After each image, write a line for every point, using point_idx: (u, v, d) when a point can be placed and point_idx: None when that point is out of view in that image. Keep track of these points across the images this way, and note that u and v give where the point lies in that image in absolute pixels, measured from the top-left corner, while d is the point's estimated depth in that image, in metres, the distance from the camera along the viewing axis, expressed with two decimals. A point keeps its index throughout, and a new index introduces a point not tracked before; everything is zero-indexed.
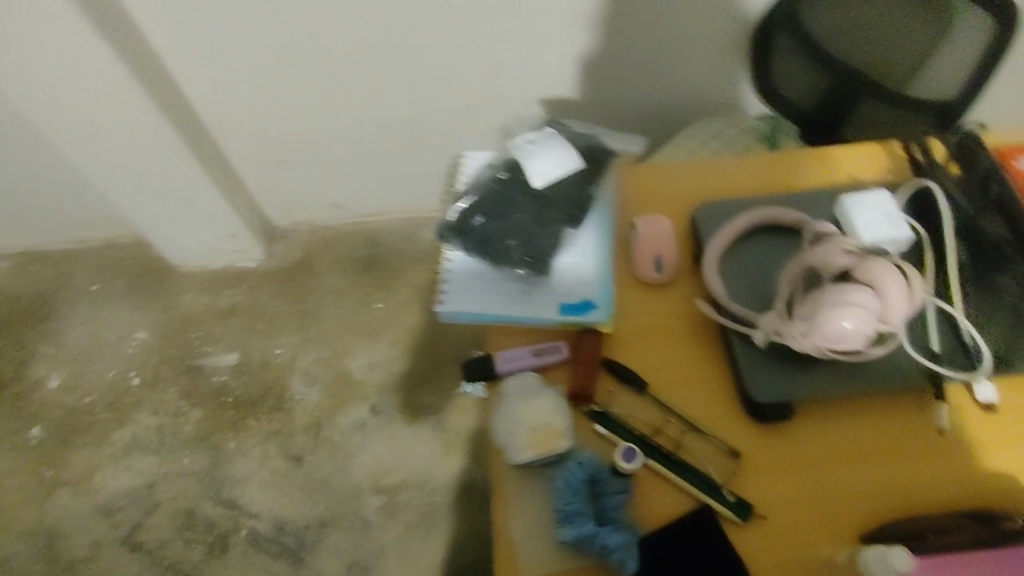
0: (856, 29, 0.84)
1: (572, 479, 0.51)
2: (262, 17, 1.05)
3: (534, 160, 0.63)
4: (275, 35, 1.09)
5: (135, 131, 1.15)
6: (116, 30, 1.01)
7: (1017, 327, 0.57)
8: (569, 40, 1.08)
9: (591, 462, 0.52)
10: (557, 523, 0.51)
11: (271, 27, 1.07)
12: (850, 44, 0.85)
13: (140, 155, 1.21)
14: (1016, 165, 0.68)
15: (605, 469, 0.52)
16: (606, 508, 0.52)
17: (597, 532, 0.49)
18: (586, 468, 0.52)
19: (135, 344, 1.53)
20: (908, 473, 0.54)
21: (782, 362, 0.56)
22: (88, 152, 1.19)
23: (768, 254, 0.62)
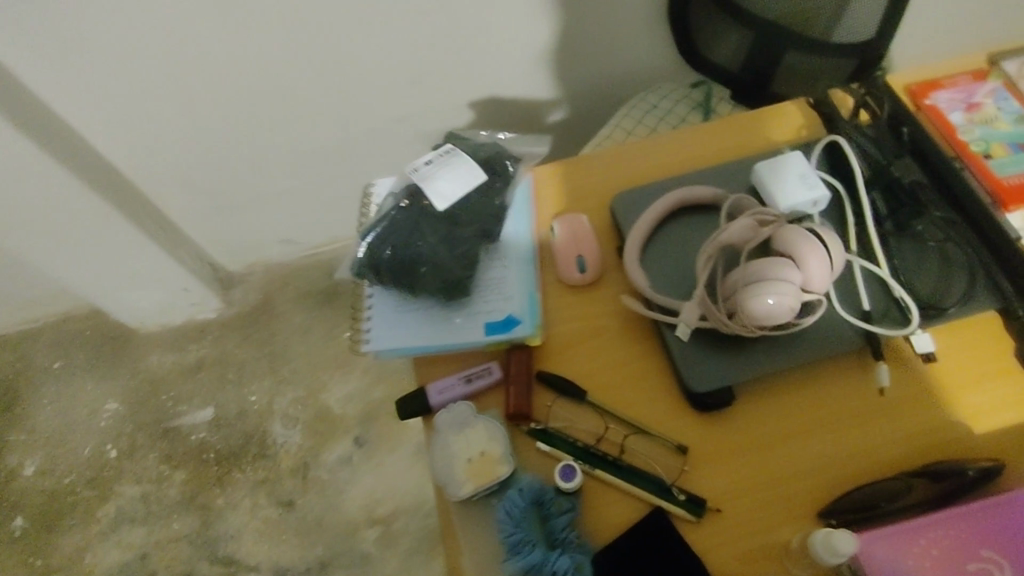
0: None
1: (513, 507, 0.49)
2: (164, 66, 1.01)
3: (434, 181, 0.61)
4: (183, 82, 1.04)
5: (54, 199, 1.11)
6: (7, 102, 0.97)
7: (946, 271, 0.55)
8: (486, 39, 1.04)
9: (532, 486, 0.51)
10: (506, 556, 0.50)
11: (176, 75, 1.02)
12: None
13: (68, 222, 1.17)
14: (927, 101, 0.67)
15: (548, 490, 0.51)
16: (555, 530, 0.49)
17: (545, 558, 0.47)
18: (528, 494, 0.50)
19: (107, 415, 1.49)
20: (856, 439, 0.52)
21: (716, 346, 0.55)
22: (14, 227, 1.14)
23: (689, 237, 0.60)
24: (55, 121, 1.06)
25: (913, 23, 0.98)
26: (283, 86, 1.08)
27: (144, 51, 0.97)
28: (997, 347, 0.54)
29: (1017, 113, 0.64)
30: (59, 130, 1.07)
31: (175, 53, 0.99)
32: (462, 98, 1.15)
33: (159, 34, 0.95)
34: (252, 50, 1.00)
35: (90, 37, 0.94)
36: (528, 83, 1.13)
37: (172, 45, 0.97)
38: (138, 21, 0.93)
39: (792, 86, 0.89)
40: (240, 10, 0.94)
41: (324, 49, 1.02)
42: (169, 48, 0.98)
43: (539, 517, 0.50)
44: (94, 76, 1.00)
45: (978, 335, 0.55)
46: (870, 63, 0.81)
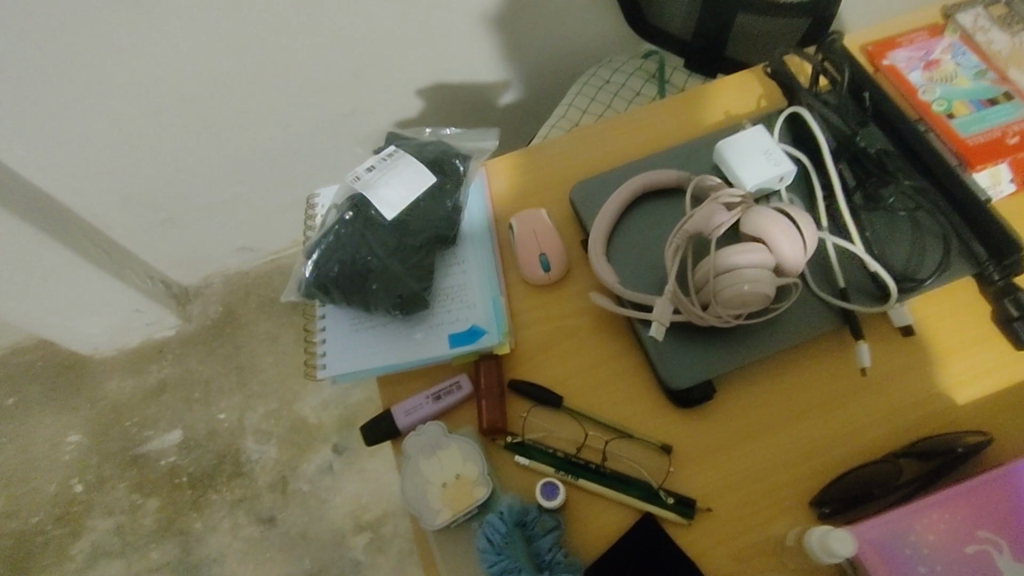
0: None
1: (494, 533, 0.47)
2: (79, 80, 0.92)
3: (380, 190, 0.57)
4: (104, 95, 0.96)
5: None
6: None
7: (919, 239, 0.53)
8: (431, 22, 0.98)
9: (514, 507, 0.48)
10: None
11: (95, 88, 0.94)
12: None
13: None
14: (886, 62, 0.64)
15: (530, 509, 0.48)
16: (540, 552, 0.47)
17: None
18: (509, 517, 0.47)
19: (68, 448, 1.42)
20: (841, 421, 0.51)
21: (693, 338, 0.52)
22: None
23: (655, 224, 0.57)
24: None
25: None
26: (214, 90, 1.00)
27: (53, 63, 0.89)
28: (974, 314, 0.53)
29: (976, 68, 0.63)
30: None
31: (89, 64, 0.90)
32: (411, 86, 1.09)
33: (69, 46, 0.87)
34: (173, 55, 0.92)
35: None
36: (476, 66, 1.08)
37: (85, 57, 0.89)
38: (42, 34, 0.84)
39: (745, 51, 0.86)
40: (157, 13, 0.86)
41: (254, 46, 0.95)
42: (82, 60, 0.89)
43: (524, 539, 0.47)
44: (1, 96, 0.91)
45: (953, 303, 0.54)
46: (824, 22, 0.78)
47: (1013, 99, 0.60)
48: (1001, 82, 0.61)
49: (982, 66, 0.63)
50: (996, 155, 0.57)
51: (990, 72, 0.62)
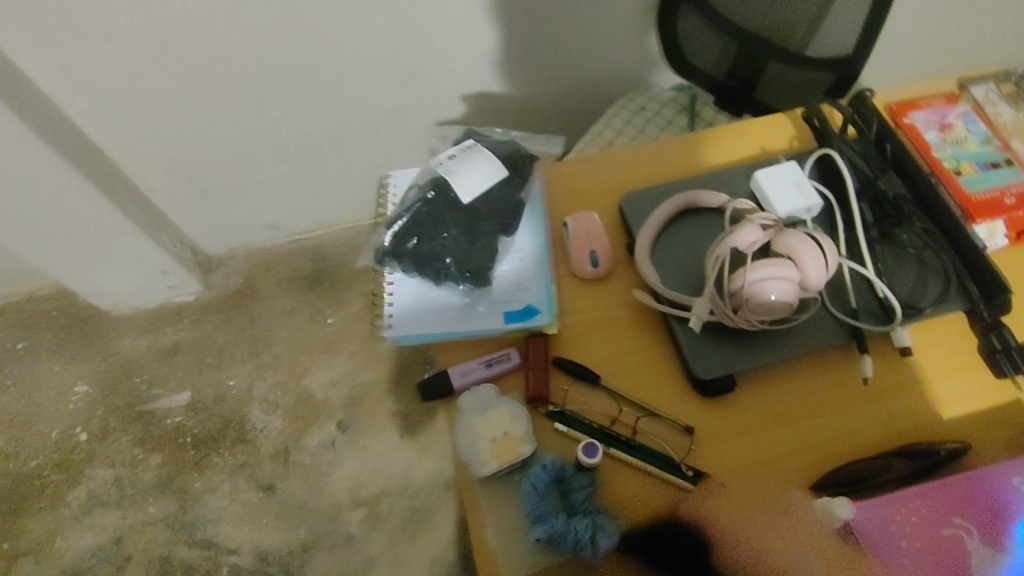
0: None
1: (538, 482, 0.54)
2: (154, 42, 0.99)
3: (459, 175, 0.64)
4: (172, 58, 1.02)
5: (34, 172, 1.07)
6: None
7: (923, 275, 0.61)
8: (487, 29, 1.06)
9: (555, 463, 0.55)
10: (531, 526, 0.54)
11: (166, 50, 1.00)
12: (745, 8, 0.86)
13: (46, 198, 1.13)
14: (906, 120, 0.73)
15: (569, 467, 0.55)
16: (575, 503, 0.54)
17: (568, 528, 0.52)
18: (551, 470, 0.54)
19: (76, 398, 1.45)
20: (842, 421, 0.58)
21: (721, 338, 0.60)
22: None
23: (695, 236, 0.65)
24: (33, 92, 1.02)
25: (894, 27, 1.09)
26: (274, 65, 1.06)
27: (132, 23, 0.95)
28: (964, 345, 0.61)
29: (984, 135, 0.71)
30: (38, 103, 1.03)
31: (167, 26, 0.96)
32: (458, 89, 1.16)
33: (150, 7, 0.93)
34: (246, 29, 0.99)
35: (80, 11, 0.92)
36: (524, 76, 1.15)
37: (162, 17, 0.95)
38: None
39: (774, 96, 0.95)
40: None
41: (319, 27, 1.01)
42: (160, 25, 0.96)
43: (561, 492, 0.54)
44: (80, 49, 0.98)
45: (946, 334, 0.62)
46: (847, 80, 0.86)
47: (1013, 165, 0.69)
48: (1004, 150, 0.70)
49: (989, 134, 0.71)
50: (993, 212, 0.66)
51: (996, 140, 0.71)
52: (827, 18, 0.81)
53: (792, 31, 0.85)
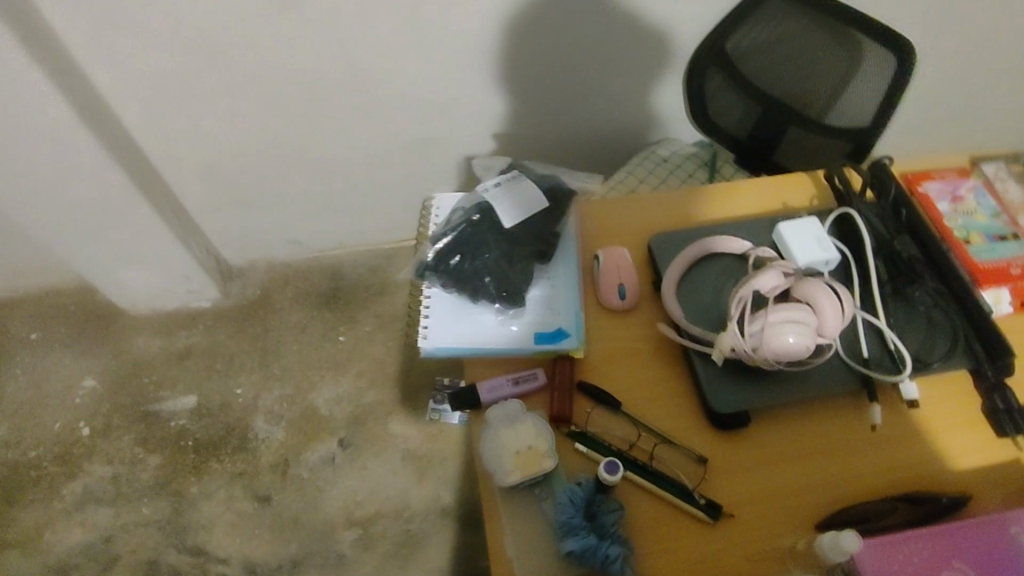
0: (779, 61, 0.91)
1: (575, 496, 0.56)
2: (212, 54, 1.04)
3: (504, 201, 0.72)
4: (227, 70, 1.07)
5: (80, 166, 1.11)
6: (59, 67, 0.99)
7: (931, 333, 0.65)
8: (529, 69, 1.11)
9: (592, 482, 0.57)
10: (560, 536, 0.56)
11: (221, 62, 1.05)
12: (772, 73, 0.93)
13: (86, 193, 1.16)
14: (921, 189, 0.78)
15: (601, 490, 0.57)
16: (605, 524, 0.56)
17: (598, 544, 0.54)
18: (588, 487, 0.57)
19: (83, 392, 1.45)
20: (849, 464, 0.61)
21: (739, 376, 0.63)
22: (27, 191, 1.13)
23: (718, 278, 0.68)
24: (91, 93, 1.07)
25: (908, 102, 1.16)
26: (321, 87, 1.12)
27: (195, 35, 1.01)
28: (968, 402, 0.64)
29: (992, 209, 0.76)
30: (95, 104, 1.08)
31: (226, 39, 1.02)
32: (493, 126, 1.22)
33: (214, 22, 0.99)
34: (300, 50, 1.05)
35: (148, 20, 0.98)
36: (560, 116, 1.20)
37: (223, 32, 1.01)
38: (198, 9, 0.97)
39: (794, 157, 1.00)
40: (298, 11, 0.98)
41: (368, 52, 1.06)
42: (220, 38, 1.02)
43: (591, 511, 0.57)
44: (142, 56, 1.03)
45: (951, 391, 0.65)
46: (863, 149, 0.93)
47: (1020, 239, 0.73)
48: (1011, 225, 0.75)
49: (997, 209, 0.76)
50: (998, 280, 0.70)
51: (1003, 215, 0.76)
52: (847, 87, 0.89)
53: (813, 98, 0.92)
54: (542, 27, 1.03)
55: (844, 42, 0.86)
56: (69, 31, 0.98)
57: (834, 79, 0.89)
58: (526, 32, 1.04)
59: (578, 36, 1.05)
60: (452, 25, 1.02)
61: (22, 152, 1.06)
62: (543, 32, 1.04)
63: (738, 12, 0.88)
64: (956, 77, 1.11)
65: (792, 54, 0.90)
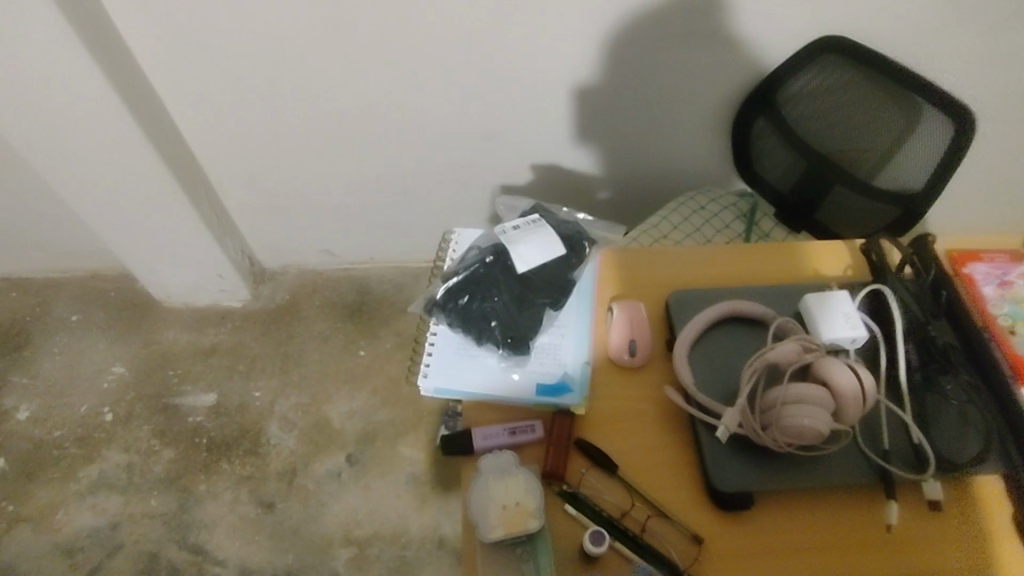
0: (828, 113, 0.89)
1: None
2: (262, 68, 1.08)
3: (520, 246, 0.70)
4: (276, 82, 1.10)
5: (131, 162, 1.15)
6: (120, 69, 1.03)
7: (963, 431, 0.60)
8: (571, 104, 1.10)
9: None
10: None
11: (271, 75, 1.09)
12: (819, 126, 0.91)
13: (134, 188, 1.21)
14: (965, 271, 0.74)
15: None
16: None
17: None
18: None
19: (111, 378, 1.49)
20: (857, 564, 0.57)
21: (746, 453, 0.59)
22: (79, 178, 1.18)
23: (735, 346, 0.65)
24: (149, 95, 1.12)
25: (961, 172, 1.11)
26: (365, 107, 1.14)
27: (249, 50, 1.05)
28: (998, 511, 0.59)
29: None
30: (151, 106, 1.12)
31: (278, 56, 1.05)
32: (530, 158, 1.22)
33: (267, 39, 1.02)
34: (347, 69, 1.07)
35: (207, 32, 1.02)
36: (599, 153, 1.19)
37: (277, 48, 1.04)
38: (252, 25, 1.00)
39: (839, 217, 0.95)
40: (351, 32, 1.01)
41: (413, 76, 1.08)
42: (273, 55, 1.05)
43: None
44: (198, 64, 1.08)
45: (982, 498, 0.60)
46: (913, 216, 0.86)
47: None
48: None
49: None
50: None
51: None
52: (901, 147, 0.84)
53: (863, 155, 0.89)
54: (589, 64, 1.03)
55: (898, 99, 0.83)
56: (134, 37, 1.03)
57: (887, 137, 0.85)
58: (572, 68, 1.04)
59: (623, 76, 1.05)
60: (498, 56, 1.03)
61: (81, 146, 1.11)
62: (589, 69, 1.04)
63: (794, 62, 0.90)
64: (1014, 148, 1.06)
65: (842, 106, 0.88)
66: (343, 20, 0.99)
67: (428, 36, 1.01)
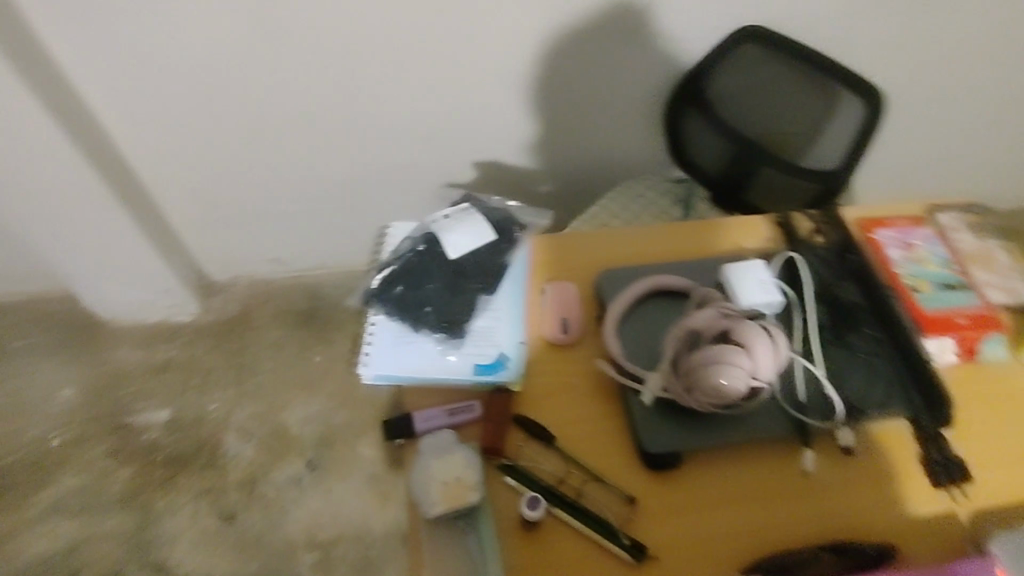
0: (759, 100, 0.93)
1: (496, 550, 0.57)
2: (195, 75, 1.07)
3: (451, 234, 0.77)
4: (208, 88, 1.09)
5: (66, 177, 1.13)
6: (46, 81, 1.01)
7: (871, 380, 0.65)
8: (508, 98, 1.13)
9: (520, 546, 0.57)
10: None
11: (204, 82, 1.08)
12: (751, 112, 0.94)
13: (70, 204, 1.18)
14: (874, 236, 0.78)
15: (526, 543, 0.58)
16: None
17: None
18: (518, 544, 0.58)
19: (59, 401, 1.44)
20: (780, 511, 0.61)
21: (672, 415, 0.63)
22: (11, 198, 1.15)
23: (661, 317, 0.68)
24: (81, 108, 1.10)
25: (874, 148, 1.18)
26: (303, 111, 1.14)
27: (180, 57, 1.04)
28: (905, 451, 0.64)
29: (943, 258, 0.76)
30: (84, 119, 1.10)
31: (211, 62, 1.05)
32: (474, 156, 1.23)
33: (197, 45, 1.02)
34: (282, 73, 1.07)
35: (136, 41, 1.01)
36: (539, 147, 1.21)
37: (209, 54, 1.04)
38: (181, 32, 1.00)
39: (764, 198, 0.99)
40: (282, 34, 1.01)
41: (350, 78, 1.08)
42: (205, 62, 1.05)
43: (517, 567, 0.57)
44: (128, 74, 1.06)
45: (891, 441, 0.64)
46: (829, 193, 0.95)
47: (967, 288, 0.73)
48: (961, 274, 0.75)
49: (948, 258, 0.76)
50: (943, 328, 0.69)
51: (954, 264, 0.76)
52: (823, 130, 0.93)
53: (788, 137, 0.95)
54: (521, 58, 1.06)
55: (821, 84, 0.90)
56: (61, 48, 1.02)
57: (812, 119, 0.92)
58: (506, 63, 1.07)
59: (555, 68, 1.08)
60: (432, 54, 1.05)
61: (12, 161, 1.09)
62: (522, 64, 1.07)
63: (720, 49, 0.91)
64: (920, 121, 1.14)
65: (772, 92, 0.92)
66: (272, 22, 1.00)
67: (360, 35, 1.02)
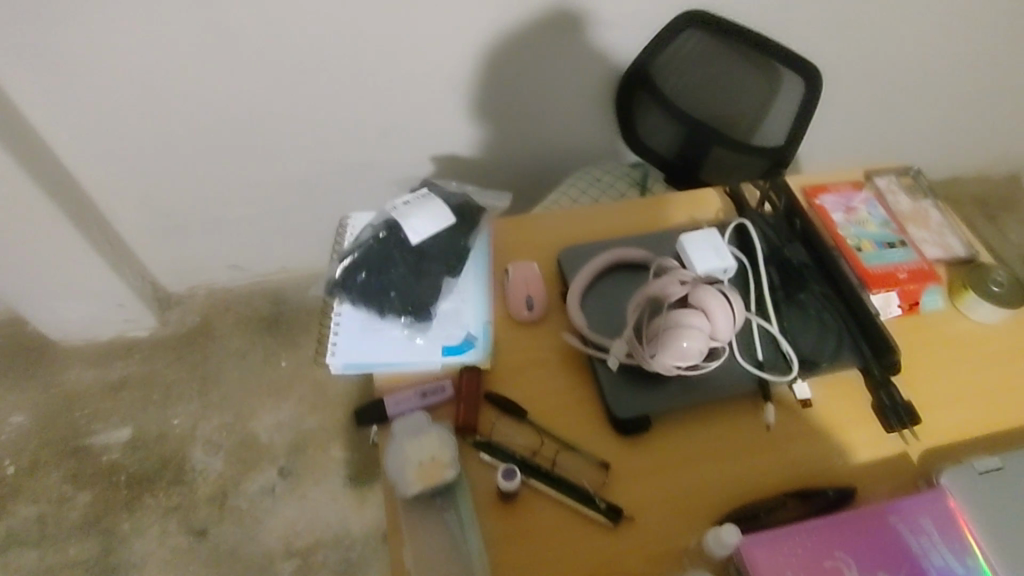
0: (703, 84, 0.95)
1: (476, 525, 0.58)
2: (137, 80, 1.04)
3: (411, 218, 0.70)
4: (151, 93, 1.06)
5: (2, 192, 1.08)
6: None
7: (822, 334, 0.68)
8: (463, 91, 1.13)
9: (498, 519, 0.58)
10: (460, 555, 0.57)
11: (147, 87, 1.05)
12: (696, 97, 0.96)
13: (9, 220, 1.13)
14: (818, 202, 0.81)
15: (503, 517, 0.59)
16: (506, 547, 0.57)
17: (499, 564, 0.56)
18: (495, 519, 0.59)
19: (10, 428, 1.38)
20: (745, 463, 0.63)
21: (639, 381, 0.65)
22: None
23: (622, 289, 0.70)
24: (15, 119, 1.05)
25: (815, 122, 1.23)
26: (253, 113, 1.12)
27: (120, 62, 1.00)
28: (857, 400, 0.68)
29: (883, 219, 0.80)
30: (19, 130, 1.06)
31: (152, 66, 1.02)
32: (432, 150, 1.22)
33: (137, 49, 0.99)
34: (229, 75, 1.05)
35: (71, 47, 0.98)
36: (496, 138, 1.22)
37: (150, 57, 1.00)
38: (119, 36, 0.97)
39: (715, 175, 1.04)
40: (226, 35, 0.99)
41: (300, 77, 1.07)
42: (146, 65, 1.02)
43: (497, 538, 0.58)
44: (65, 81, 1.02)
45: (844, 390, 0.68)
46: (778, 166, 0.98)
47: (906, 245, 0.77)
48: (900, 232, 0.79)
49: (887, 218, 0.80)
50: (886, 283, 0.73)
51: (893, 224, 0.80)
52: (767, 108, 0.94)
53: (734, 117, 0.97)
54: (473, 50, 1.06)
55: (762, 63, 0.90)
56: None
57: (756, 99, 0.94)
58: (458, 55, 1.06)
59: (508, 59, 1.08)
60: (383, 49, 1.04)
61: None
62: (475, 56, 1.07)
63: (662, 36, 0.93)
64: (857, 96, 1.19)
65: (715, 75, 0.93)
66: (216, 22, 0.97)
67: (308, 33, 1.00)
